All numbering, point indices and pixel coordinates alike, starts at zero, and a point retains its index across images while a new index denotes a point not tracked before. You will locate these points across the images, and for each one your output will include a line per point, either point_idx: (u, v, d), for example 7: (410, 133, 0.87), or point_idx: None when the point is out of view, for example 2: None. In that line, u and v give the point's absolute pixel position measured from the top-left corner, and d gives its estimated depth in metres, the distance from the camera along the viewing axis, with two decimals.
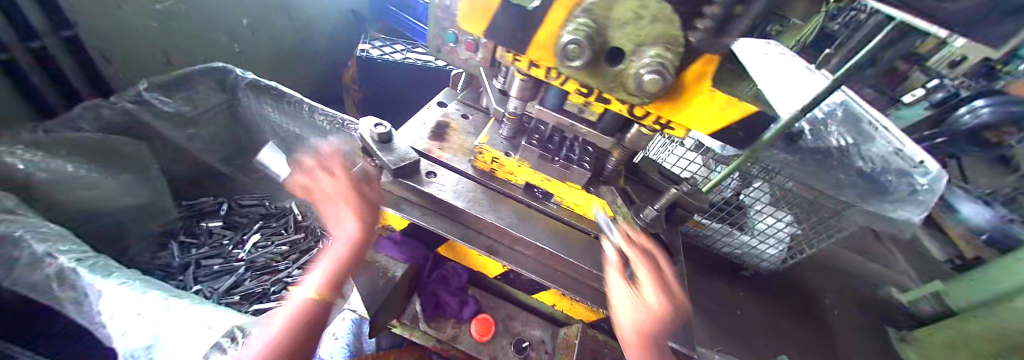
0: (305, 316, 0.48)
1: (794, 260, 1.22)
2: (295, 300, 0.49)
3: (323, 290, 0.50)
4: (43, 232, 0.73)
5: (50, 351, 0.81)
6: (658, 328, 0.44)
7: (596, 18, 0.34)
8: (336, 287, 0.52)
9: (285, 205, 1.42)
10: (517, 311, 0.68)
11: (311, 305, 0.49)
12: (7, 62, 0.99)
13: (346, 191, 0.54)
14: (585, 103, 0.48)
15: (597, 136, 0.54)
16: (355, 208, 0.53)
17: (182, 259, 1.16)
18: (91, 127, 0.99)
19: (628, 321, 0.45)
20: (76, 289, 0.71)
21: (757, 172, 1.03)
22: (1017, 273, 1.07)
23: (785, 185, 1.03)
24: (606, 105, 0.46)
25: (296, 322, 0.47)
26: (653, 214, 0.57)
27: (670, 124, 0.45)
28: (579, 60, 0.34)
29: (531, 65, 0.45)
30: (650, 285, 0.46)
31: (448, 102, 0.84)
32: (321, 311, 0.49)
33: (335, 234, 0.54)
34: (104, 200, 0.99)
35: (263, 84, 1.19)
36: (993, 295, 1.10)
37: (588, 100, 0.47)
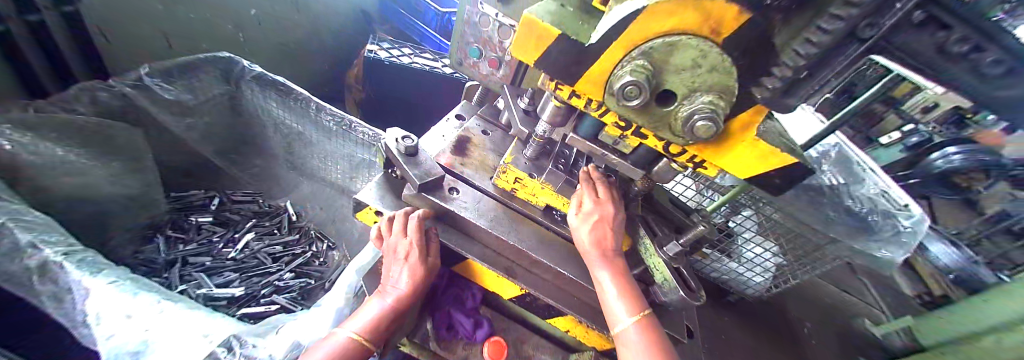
0: (348, 351, 0.51)
1: (779, 289, 1.25)
2: (342, 334, 0.52)
3: (368, 333, 0.53)
4: (28, 220, 0.68)
5: (28, 351, 0.77)
6: (598, 228, 0.52)
7: (654, 61, 0.34)
8: (380, 331, 0.54)
9: (279, 203, 1.37)
10: (529, 333, 0.68)
11: (356, 345, 0.51)
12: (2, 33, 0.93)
13: (413, 257, 0.53)
14: (620, 137, 0.49)
15: (627, 167, 0.54)
16: (416, 275, 0.54)
17: (168, 256, 1.10)
18: (87, 110, 0.95)
19: (586, 237, 0.52)
20: (60, 284, 0.67)
21: (745, 200, 1.07)
22: (985, 312, 1.13)
23: (771, 215, 1.05)
24: (643, 140, 0.47)
25: (340, 354, 0.50)
26: (677, 249, 0.55)
27: (704, 163, 0.46)
28: (637, 100, 0.35)
29: (573, 95, 0.45)
30: (588, 200, 0.54)
31: (466, 116, 0.85)
32: (363, 350, 0.52)
33: (394, 287, 0.55)
34: (93, 187, 0.94)
35: (269, 79, 1.15)
36: (959, 334, 1.16)
37: (625, 133, 0.48)
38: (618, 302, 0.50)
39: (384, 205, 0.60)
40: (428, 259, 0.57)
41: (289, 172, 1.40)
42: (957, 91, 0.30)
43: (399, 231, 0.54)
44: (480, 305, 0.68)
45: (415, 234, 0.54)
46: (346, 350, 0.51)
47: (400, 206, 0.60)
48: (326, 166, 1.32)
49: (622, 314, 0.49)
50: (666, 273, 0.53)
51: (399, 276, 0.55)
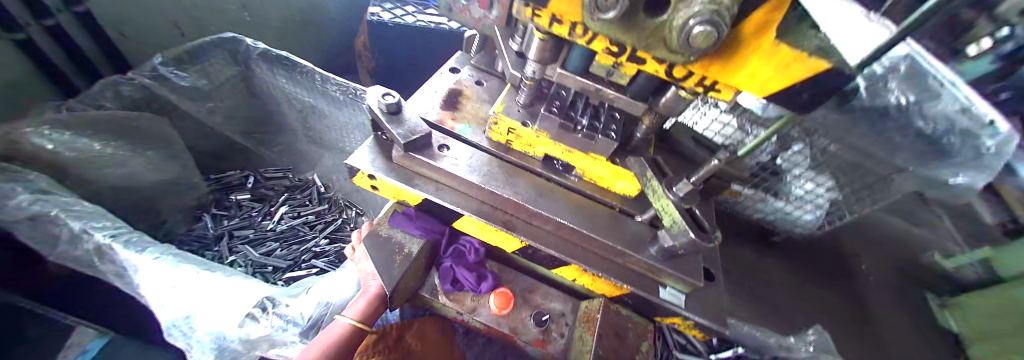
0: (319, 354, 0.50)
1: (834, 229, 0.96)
2: (336, 323, 0.56)
3: (345, 342, 0.54)
4: (76, 211, 0.76)
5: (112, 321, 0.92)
6: None
7: None
8: (376, 310, 0.59)
9: (308, 177, 1.44)
10: (539, 283, 0.68)
11: (346, 345, 0.53)
12: (23, 40, 0.97)
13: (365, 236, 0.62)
14: (615, 65, 0.42)
15: (628, 103, 0.48)
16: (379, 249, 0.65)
17: (216, 231, 1.20)
18: (113, 104, 1.00)
19: None
20: (116, 262, 0.75)
21: (796, 133, 0.88)
22: None
23: (826, 148, 0.88)
24: (640, 67, 0.40)
25: (344, 340, 0.54)
26: (687, 189, 0.48)
27: (716, 86, 0.39)
28: (615, 11, 0.28)
29: (554, 21, 0.37)
30: None
31: (460, 67, 0.78)
32: (349, 346, 0.54)
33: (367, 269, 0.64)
34: (135, 176, 1.02)
35: (274, 54, 1.12)
36: None
37: (619, 61, 0.40)
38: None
39: (374, 167, 0.57)
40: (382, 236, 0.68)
41: (311, 146, 1.39)
42: None
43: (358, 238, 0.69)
44: (485, 259, 0.68)
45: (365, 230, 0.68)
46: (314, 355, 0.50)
47: (392, 169, 0.57)
48: (340, 141, 1.31)
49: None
50: (675, 215, 0.48)
51: (367, 268, 0.62)
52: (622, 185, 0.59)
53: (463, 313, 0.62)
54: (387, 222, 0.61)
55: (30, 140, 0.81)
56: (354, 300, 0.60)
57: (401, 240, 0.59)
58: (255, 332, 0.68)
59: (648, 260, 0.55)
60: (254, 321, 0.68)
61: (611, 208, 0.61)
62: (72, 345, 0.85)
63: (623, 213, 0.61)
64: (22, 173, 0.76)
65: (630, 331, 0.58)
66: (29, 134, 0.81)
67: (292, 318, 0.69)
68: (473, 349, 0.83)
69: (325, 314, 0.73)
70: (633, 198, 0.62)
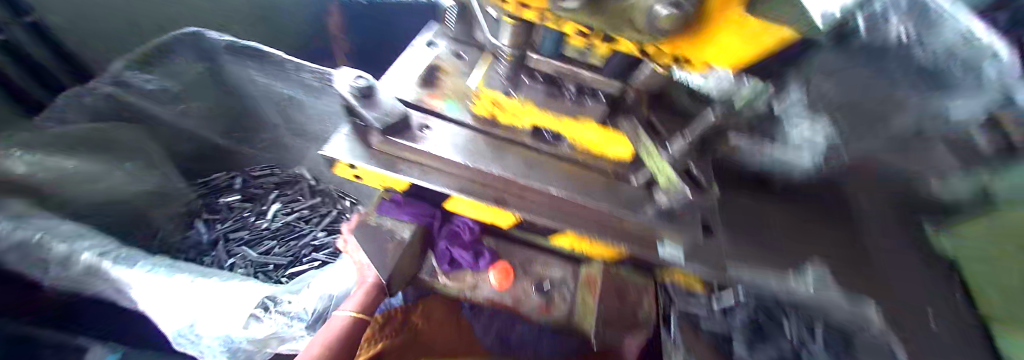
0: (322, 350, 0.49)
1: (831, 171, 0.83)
2: (337, 317, 0.55)
3: (347, 337, 0.53)
4: (61, 231, 0.74)
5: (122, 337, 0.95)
6: None
7: None
8: (375, 301, 0.58)
9: (296, 171, 1.40)
10: (537, 254, 0.68)
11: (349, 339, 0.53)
12: None
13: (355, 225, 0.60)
14: (586, 47, 0.39)
15: (603, 83, 0.47)
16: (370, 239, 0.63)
17: (211, 235, 1.19)
18: (78, 116, 0.95)
19: None
20: (108, 280, 0.74)
21: None
22: None
23: None
24: (613, 47, 0.37)
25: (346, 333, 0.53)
26: (683, 146, 0.45)
27: (687, 62, 0.37)
28: None
29: (520, 7, 0.33)
30: None
31: (436, 41, 0.71)
32: (353, 340, 0.53)
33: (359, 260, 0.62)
34: (115, 190, 0.98)
35: (241, 46, 1.04)
36: None
37: (591, 43, 0.37)
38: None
39: (353, 156, 0.54)
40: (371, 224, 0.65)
41: (295, 140, 1.33)
42: None
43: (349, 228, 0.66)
44: (481, 235, 0.66)
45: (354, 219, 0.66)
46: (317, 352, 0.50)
47: (373, 156, 0.54)
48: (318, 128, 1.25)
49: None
50: (670, 173, 0.47)
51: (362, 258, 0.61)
52: (616, 148, 0.56)
53: (464, 290, 0.63)
54: (375, 211, 0.60)
55: None
56: (352, 293, 0.59)
57: (392, 227, 0.58)
58: (262, 331, 0.68)
59: (645, 221, 0.54)
60: (258, 321, 0.67)
61: (606, 174, 0.59)
62: None
63: (619, 178, 0.58)
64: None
65: (631, 290, 0.60)
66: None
67: (296, 313, 0.69)
68: (480, 324, 0.77)
69: (329, 307, 0.73)
70: (628, 162, 0.58)
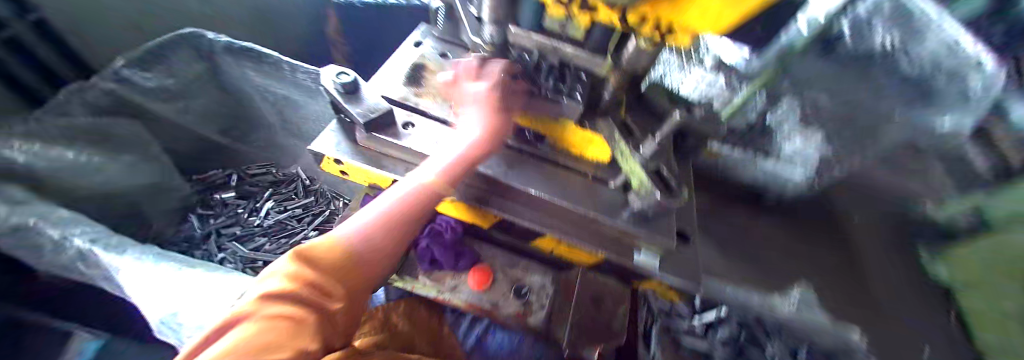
0: (344, 258, 0.39)
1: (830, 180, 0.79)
2: (408, 185, 0.45)
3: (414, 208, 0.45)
4: (90, 231, 0.77)
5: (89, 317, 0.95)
6: None
7: None
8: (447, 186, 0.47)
9: (292, 170, 1.38)
10: (516, 258, 0.69)
11: (410, 217, 0.45)
12: None
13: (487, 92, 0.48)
14: (630, 30, 0.36)
15: (586, 60, 0.44)
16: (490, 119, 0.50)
17: (202, 231, 1.19)
18: (81, 112, 0.92)
19: None
20: (101, 266, 0.77)
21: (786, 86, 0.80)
22: None
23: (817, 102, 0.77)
24: (669, 33, 0.33)
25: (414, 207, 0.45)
26: (654, 147, 0.46)
27: (672, 33, 0.34)
28: None
29: None
30: None
31: (423, 40, 0.72)
32: (415, 223, 0.46)
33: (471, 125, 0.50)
34: (111, 182, 0.99)
35: (237, 46, 1.03)
36: None
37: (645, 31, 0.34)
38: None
39: (340, 151, 0.56)
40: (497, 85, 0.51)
41: (292, 140, 1.30)
42: None
43: (467, 73, 0.52)
44: (463, 237, 0.69)
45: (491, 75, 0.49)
46: (338, 259, 0.38)
47: (360, 153, 0.56)
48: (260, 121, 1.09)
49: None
50: (641, 177, 0.48)
51: (472, 116, 0.51)
52: (594, 150, 0.58)
53: (443, 290, 0.64)
54: None
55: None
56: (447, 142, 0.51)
57: None
58: None
59: (619, 227, 0.53)
60: None
61: (586, 176, 0.59)
62: (72, 351, 0.91)
63: (597, 181, 0.59)
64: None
65: (602, 296, 0.63)
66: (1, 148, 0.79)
67: None
68: None
69: None
70: (606, 165, 0.60)
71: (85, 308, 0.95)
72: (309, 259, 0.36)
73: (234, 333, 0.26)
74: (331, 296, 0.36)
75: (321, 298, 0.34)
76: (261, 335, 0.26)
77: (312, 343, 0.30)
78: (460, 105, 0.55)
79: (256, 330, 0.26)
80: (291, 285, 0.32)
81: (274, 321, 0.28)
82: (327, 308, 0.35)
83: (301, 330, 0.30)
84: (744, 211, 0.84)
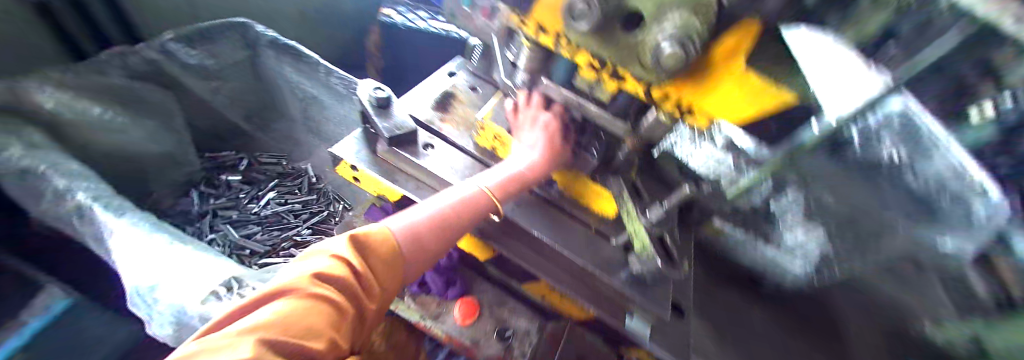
0: (394, 251, 0.39)
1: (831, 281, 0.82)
2: (462, 194, 0.47)
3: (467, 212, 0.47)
4: (93, 189, 0.78)
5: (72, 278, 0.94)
6: None
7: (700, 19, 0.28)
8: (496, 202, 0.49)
9: (302, 166, 1.39)
10: (506, 296, 0.67)
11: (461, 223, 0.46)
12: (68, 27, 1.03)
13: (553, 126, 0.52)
14: (656, 101, 0.39)
15: (609, 121, 0.47)
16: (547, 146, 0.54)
17: (201, 208, 1.19)
18: (118, 73, 0.95)
19: None
20: (93, 225, 0.77)
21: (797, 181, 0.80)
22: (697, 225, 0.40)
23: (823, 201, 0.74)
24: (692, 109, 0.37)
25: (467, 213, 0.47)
26: (659, 213, 0.48)
27: (692, 113, 0.38)
28: (674, 65, 0.29)
29: (578, 54, 0.39)
30: None
31: (458, 72, 0.76)
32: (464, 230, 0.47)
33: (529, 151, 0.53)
34: (128, 145, 1.00)
35: (284, 43, 1.09)
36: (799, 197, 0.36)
37: (671, 105, 0.38)
38: (248, 341, 0.24)
39: (358, 158, 0.58)
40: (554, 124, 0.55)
41: (309, 137, 1.34)
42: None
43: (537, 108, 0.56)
44: (457, 265, 0.69)
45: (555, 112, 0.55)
46: (389, 252, 0.39)
47: (376, 163, 0.58)
48: None
49: (223, 333, 0.25)
50: (644, 240, 0.48)
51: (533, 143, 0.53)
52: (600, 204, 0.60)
53: (426, 317, 0.62)
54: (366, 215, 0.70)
55: (36, 96, 0.80)
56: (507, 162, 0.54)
57: None
58: None
59: (614, 285, 0.53)
60: None
61: (590, 228, 0.59)
62: (37, 305, 0.85)
63: (599, 234, 0.59)
64: (17, 126, 0.78)
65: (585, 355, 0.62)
66: (36, 92, 0.81)
67: None
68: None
69: None
70: (611, 219, 0.60)
71: (73, 271, 0.95)
72: (366, 246, 0.37)
73: (279, 306, 0.28)
74: (373, 290, 0.36)
75: (364, 291, 0.35)
76: (302, 318, 0.28)
77: (345, 332, 0.32)
78: (518, 133, 0.56)
79: (298, 310, 0.28)
80: (343, 271, 0.33)
81: (320, 310, 0.30)
82: (365, 302, 0.35)
83: (338, 316, 0.31)
84: (741, 295, 0.88)
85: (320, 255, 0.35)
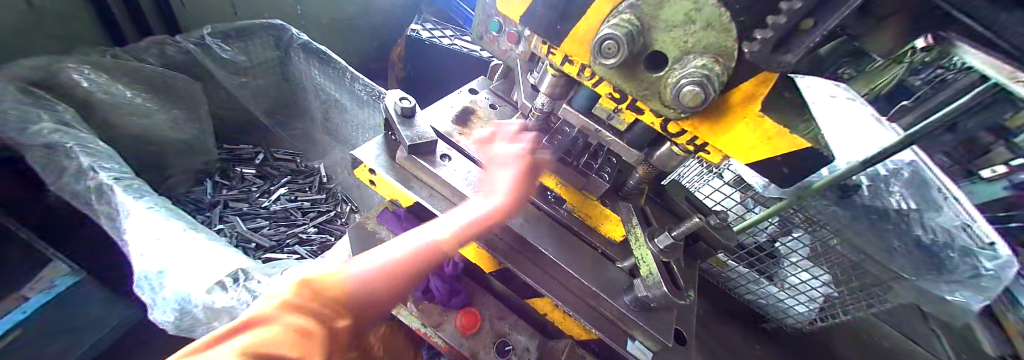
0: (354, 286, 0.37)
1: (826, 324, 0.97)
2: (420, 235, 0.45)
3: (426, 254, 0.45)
4: (114, 170, 0.79)
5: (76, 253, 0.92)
6: None
7: (719, 64, 0.30)
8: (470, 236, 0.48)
9: (315, 165, 1.42)
10: (508, 311, 0.67)
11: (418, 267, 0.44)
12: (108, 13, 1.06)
13: (524, 156, 0.52)
14: (672, 134, 0.40)
15: (624, 148, 0.49)
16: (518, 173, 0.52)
17: (212, 198, 1.21)
18: (155, 60, 1.02)
19: None
20: (111, 205, 0.78)
21: (801, 223, 0.82)
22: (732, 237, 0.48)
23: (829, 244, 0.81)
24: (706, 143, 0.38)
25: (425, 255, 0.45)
26: (668, 242, 0.49)
27: (706, 147, 0.40)
28: (695, 103, 0.31)
29: (599, 84, 0.41)
30: None
31: (479, 90, 0.80)
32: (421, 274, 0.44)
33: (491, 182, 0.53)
34: (154, 129, 1.02)
35: (314, 47, 1.15)
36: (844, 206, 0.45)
37: (684, 141, 0.40)
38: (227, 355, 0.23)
39: (377, 162, 0.60)
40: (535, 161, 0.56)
41: (325, 137, 1.38)
42: (978, 38, 0.29)
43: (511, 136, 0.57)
44: (462, 276, 0.69)
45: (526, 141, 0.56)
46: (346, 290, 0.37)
47: (393, 168, 0.60)
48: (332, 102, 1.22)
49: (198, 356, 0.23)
50: (651, 265, 0.48)
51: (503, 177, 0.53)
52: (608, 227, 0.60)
53: (427, 325, 0.63)
54: (376, 219, 0.70)
55: (68, 75, 0.85)
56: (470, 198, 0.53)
57: None
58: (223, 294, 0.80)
59: (617, 307, 0.54)
60: None
61: (594, 249, 0.61)
62: (41, 279, 0.81)
63: (605, 257, 0.60)
64: (52, 102, 0.82)
65: None
66: (70, 71, 0.85)
67: None
68: None
69: None
70: (617, 242, 0.61)
71: (82, 247, 0.94)
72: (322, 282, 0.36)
73: (250, 333, 0.27)
74: (340, 320, 0.35)
75: (329, 322, 0.34)
76: (275, 342, 0.27)
77: (321, 359, 0.30)
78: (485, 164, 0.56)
79: (271, 335, 0.27)
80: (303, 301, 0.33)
81: (291, 337, 0.28)
82: (334, 331, 0.34)
83: (309, 340, 0.30)
84: (739, 330, 1.00)
85: (273, 299, 0.33)
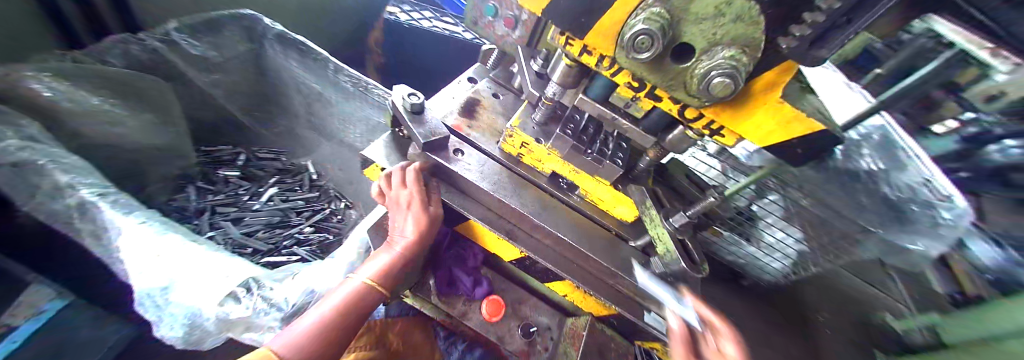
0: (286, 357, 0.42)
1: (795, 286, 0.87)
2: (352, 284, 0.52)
3: (344, 311, 0.49)
4: (94, 186, 0.74)
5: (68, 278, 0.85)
6: None
7: (745, 55, 0.32)
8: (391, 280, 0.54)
9: (301, 162, 1.37)
10: (527, 295, 0.71)
11: (338, 315, 0.48)
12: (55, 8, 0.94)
13: (417, 206, 0.53)
14: (691, 121, 0.42)
15: (640, 134, 0.51)
16: (421, 223, 0.54)
17: (199, 205, 1.15)
18: (119, 61, 0.93)
19: None
20: (97, 223, 0.74)
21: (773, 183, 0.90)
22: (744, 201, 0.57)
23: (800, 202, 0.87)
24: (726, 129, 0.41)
25: (343, 306, 0.49)
26: (683, 220, 0.51)
27: (721, 131, 0.42)
28: (724, 93, 0.33)
29: (620, 74, 0.42)
30: None
31: (478, 79, 0.79)
32: (349, 324, 0.48)
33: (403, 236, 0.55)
34: (127, 137, 0.95)
35: (291, 38, 1.08)
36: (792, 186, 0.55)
37: (703, 127, 0.42)
38: None
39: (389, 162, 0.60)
40: (433, 207, 0.56)
41: (310, 133, 1.34)
42: None
43: (398, 184, 0.54)
44: (482, 265, 0.72)
45: (414, 184, 0.54)
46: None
47: None
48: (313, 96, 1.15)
49: None
50: (668, 244, 0.51)
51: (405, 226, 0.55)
52: (621, 209, 0.62)
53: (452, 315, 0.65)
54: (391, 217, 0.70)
55: (26, 85, 0.75)
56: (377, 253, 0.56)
57: None
58: None
59: (634, 284, 0.57)
60: None
61: (608, 230, 0.63)
62: (20, 305, 0.75)
63: (619, 237, 0.63)
64: (14, 116, 0.73)
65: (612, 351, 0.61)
66: (28, 79, 0.76)
67: None
68: None
69: None
70: (629, 223, 0.64)
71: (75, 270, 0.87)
72: None
73: None
74: None
75: None
76: None
77: None
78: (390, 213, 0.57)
79: None
80: None
81: None
82: None
83: None
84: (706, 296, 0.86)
85: None
